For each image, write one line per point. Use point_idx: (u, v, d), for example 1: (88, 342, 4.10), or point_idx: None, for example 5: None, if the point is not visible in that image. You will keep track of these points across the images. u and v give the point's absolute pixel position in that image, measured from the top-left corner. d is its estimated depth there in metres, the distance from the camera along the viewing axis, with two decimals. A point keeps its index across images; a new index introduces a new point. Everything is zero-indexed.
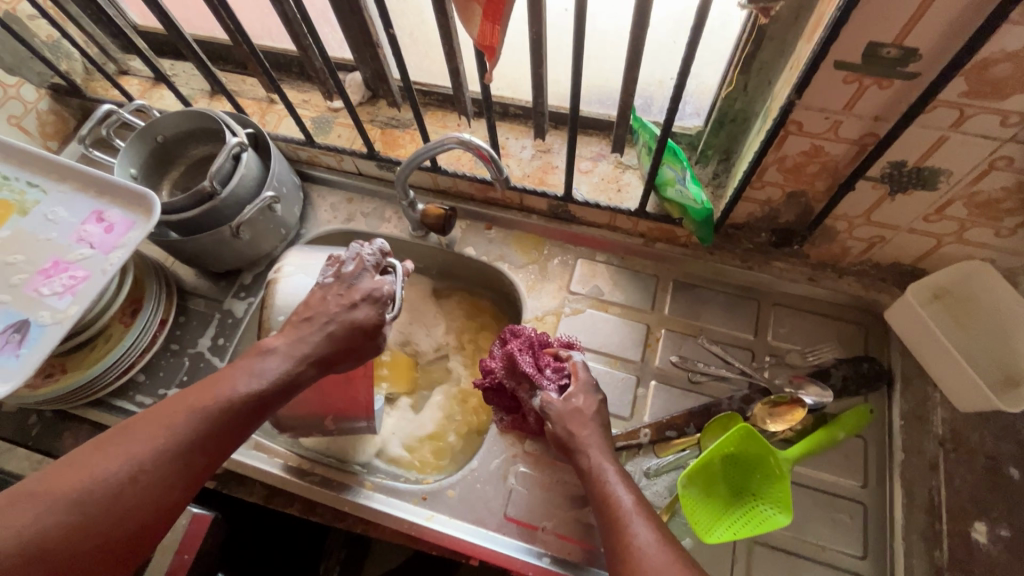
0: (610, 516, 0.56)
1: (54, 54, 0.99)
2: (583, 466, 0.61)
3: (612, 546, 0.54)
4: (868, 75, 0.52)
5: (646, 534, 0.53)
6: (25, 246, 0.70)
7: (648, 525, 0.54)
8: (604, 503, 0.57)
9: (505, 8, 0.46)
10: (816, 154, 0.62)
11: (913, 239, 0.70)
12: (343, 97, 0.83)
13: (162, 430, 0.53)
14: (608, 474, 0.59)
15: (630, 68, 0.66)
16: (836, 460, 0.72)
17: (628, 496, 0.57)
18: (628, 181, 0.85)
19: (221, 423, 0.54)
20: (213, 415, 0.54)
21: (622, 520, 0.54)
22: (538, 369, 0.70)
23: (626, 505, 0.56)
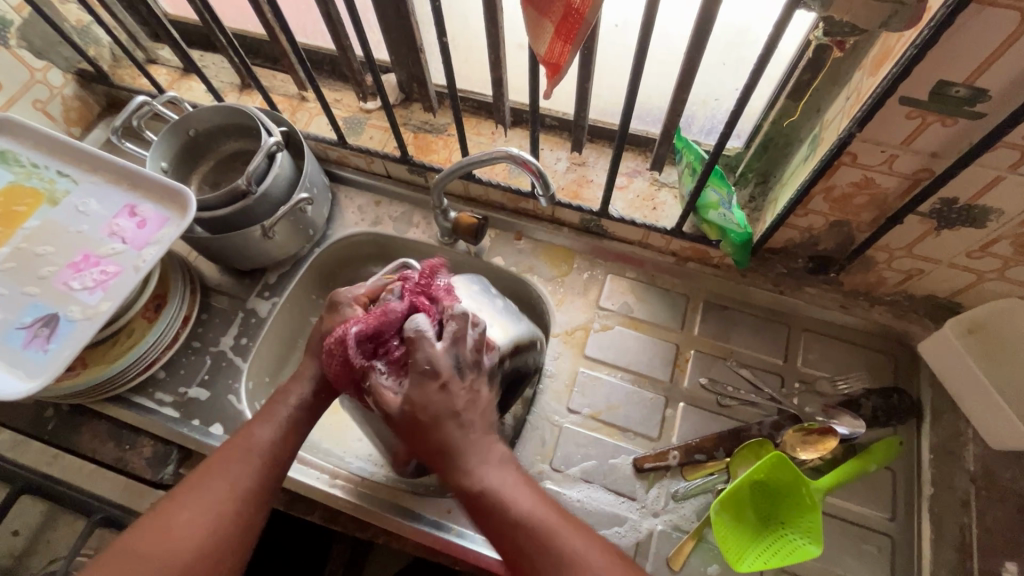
0: (532, 549, 0.49)
1: (83, 39, 0.98)
2: (466, 487, 0.52)
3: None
4: (931, 112, 0.51)
5: (579, 547, 0.49)
6: (55, 237, 0.69)
7: (585, 543, 0.49)
8: (527, 530, 0.50)
9: (579, 30, 0.45)
10: (866, 186, 0.62)
11: (952, 273, 0.70)
12: (382, 99, 0.81)
13: (193, 507, 0.53)
14: (522, 501, 0.51)
15: (680, 88, 0.66)
16: (865, 491, 0.72)
17: (547, 515, 0.51)
18: (663, 199, 0.85)
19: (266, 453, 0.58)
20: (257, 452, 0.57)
21: (548, 538, 0.49)
22: (420, 294, 0.63)
23: (544, 521, 0.50)
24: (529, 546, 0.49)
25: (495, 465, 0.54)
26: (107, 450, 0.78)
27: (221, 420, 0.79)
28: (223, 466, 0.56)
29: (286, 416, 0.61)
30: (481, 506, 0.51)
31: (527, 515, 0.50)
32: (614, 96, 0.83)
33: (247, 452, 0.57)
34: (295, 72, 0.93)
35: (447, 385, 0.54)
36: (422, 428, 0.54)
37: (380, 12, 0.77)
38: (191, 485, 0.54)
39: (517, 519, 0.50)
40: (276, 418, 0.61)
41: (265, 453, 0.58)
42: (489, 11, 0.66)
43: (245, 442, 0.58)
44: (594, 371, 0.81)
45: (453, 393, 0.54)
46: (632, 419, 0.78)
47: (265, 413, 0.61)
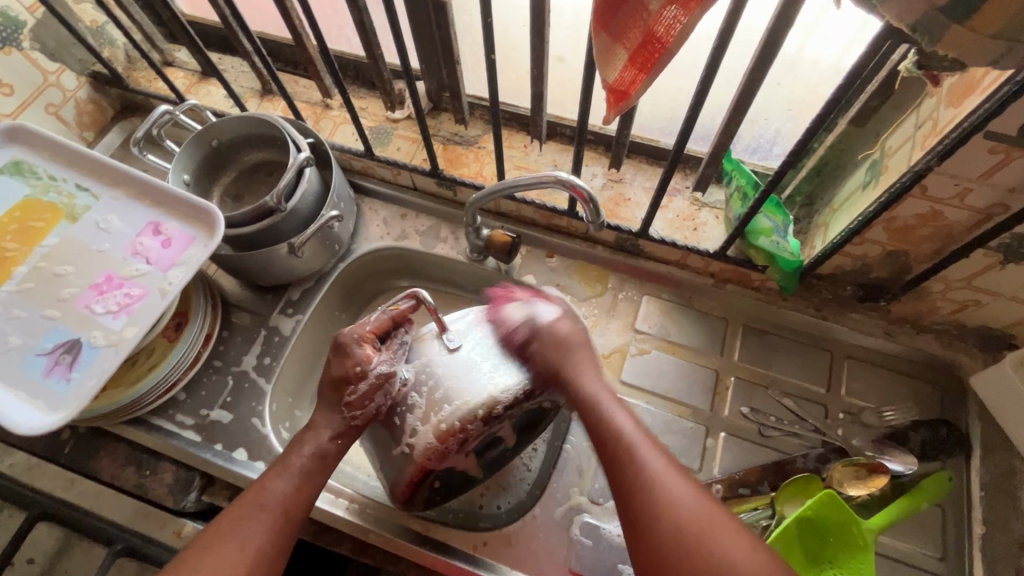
0: (624, 453, 0.55)
1: (97, 40, 0.93)
2: (583, 390, 0.61)
3: (625, 482, 0.54)
4: (1017, 149, 0.48)
5: (662, 466, 0.54)
6: (75, 257, 0.65)
7: (681, 479, 0.53)
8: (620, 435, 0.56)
9: (659, 60, 0.42)
10: (932, 218, 0.59)
11: (1011, 307, 0.67)
12: (415, 109, 0.78)
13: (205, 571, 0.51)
14: (615, 409, 0.58)
15: (735, 110, 0.63)
16: (913, 529, 0.70)
17: (634, 426, 0.57)
18: (704, 219, 0.82)
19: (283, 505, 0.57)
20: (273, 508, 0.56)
21: (654, 465, 0.54)
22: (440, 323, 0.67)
23: (632, 429, 0.57)
24: (620, 455, 0.55)
25: (608, 389, 0.61)
26: (127, 475, 0.75)
27: (245, 444, 0.76)
28: (233, 525, 0.54)
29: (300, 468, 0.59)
30: (586, 406, 0.59)
31: (621, 428, 0.57)
32: (656, 112, 0.80)
33: (261, 505, 0.56)
34: (321, 78, 0.90)
35: (547, 340, 0.64)
36: (550, 357, 0.63)
37: (416, 20, 0.73)
38: (204, 545, 0.53)
39: (612, 425, 0.57)
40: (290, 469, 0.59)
41: (281, 507, 0.57)
42: (536, 25, 0.62)
43: (260, 494, 0.57)
44: (631, 397, 0.79)
45: (546, 350, 0.64)
46: (672, 449, 0.75)
47: (281, 463, 0.60)
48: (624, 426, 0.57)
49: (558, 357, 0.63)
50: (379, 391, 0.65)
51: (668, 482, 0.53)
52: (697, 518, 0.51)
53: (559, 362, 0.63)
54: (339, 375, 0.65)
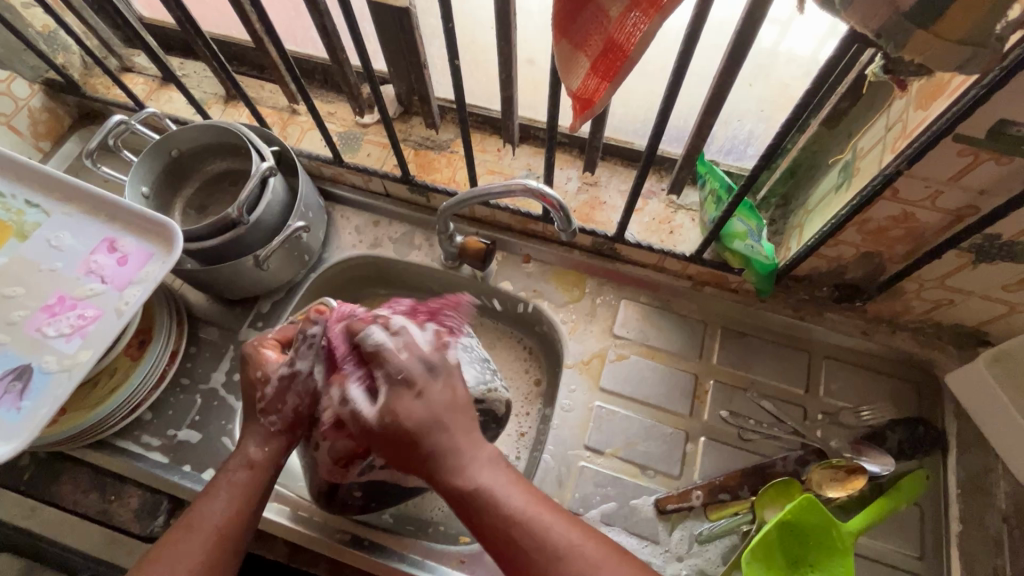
0: (524, 550, 0.48)
1: (50, 46, 0.89)
2: (456, 487, 0.50)
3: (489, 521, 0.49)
4: (986, 150, 0.48)
5: (565, 535, 0.49)
6: (26, 277, 0.62)
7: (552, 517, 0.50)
8: (512, 525, 0.49)
9: (621, 68, 0.41)
10: (904, 220, 0.59)
11: (984, 305, 0.67)
12: (381, 114, 0.75)
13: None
14: (506, 499, 0.50)
15: (706, 112, 0.61)
16: (893, 529, 0.69)
17: (525, 503, 0.50)
18: (681, 222, 0.81)
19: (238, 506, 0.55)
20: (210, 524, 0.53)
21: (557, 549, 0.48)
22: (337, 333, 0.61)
23: (522, 510, 0.49)
24: (521, 548, 0.48)
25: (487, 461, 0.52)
26: (91, 501, 0.72)
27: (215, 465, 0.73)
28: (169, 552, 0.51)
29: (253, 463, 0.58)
30: (464, 504, 0.50)
31: (508, 517, 0.49)
32: (629, 113, 0.79)
33: (195, 524, 0.53)
34: (286, 83, 0.87)
35: (423, 392, 0.53)
36: (406, 444, 0.52)
37: (378, 23, 0.71)
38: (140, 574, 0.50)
39: (496, 517, 0.49)
40: (257, 466, 0.58)
41: (216, 522, 0.53)
42: (501, 27, 0.60)
43: (195, 517, 0.54)
44: (610, 404, 0.78)
45: (432, 395, 0.53)
46: (652, 456, 0.74)
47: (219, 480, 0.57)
48: (514, 511, 0.49)
49: (430, 405, 0.52)
50: (291, 391, 0.61)
51: (579, 558, 0.48)
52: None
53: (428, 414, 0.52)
54: (249, 382, 0.61)
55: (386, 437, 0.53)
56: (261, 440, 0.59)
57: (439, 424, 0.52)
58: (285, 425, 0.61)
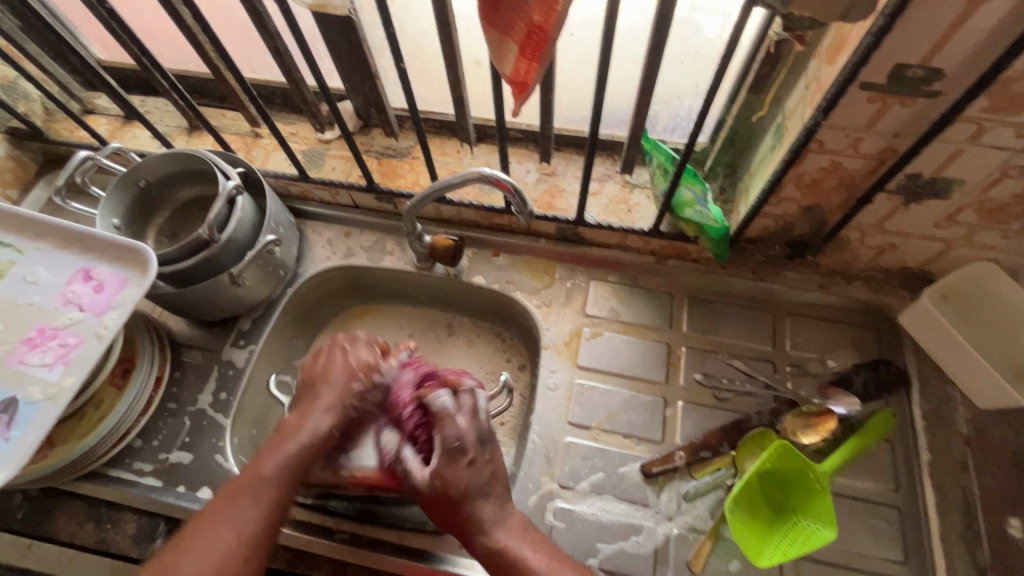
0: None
1: (10, 95, 0.91)
2: (486, 544, 0.58)
3: None
4: (891, 95, 0.52)
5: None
6: (3, 313, 0.64)
7: None
8: None
9: (545, 47, 0.44)
10: (835, 170, 0.63)
11: (922, 245, 0.72)
12: (341, 128, 0.79)
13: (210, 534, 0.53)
14: (537, 567, 0.56)
15: (643, 91, 0.65)
16: (868, 467, 0.72)
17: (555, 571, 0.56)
18: (637, 201, 0.85)
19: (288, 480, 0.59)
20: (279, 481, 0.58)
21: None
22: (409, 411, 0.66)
23: (545, 568, 0.56)
24: None
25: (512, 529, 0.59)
26: (87, 532, 0.73)
27: (207, 482, 0.74)
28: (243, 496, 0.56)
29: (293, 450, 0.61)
30: (496, 561, 0.57)
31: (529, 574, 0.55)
32: (577, 103, 0.83)
33: (253, 486, 0.57)
34: (246, 109, 0.90)
35: (474, 461, 0.60)
36: (448, 506, 0.59)
37: (328, 42, 0.74)
38: (196, 523, 0.54)
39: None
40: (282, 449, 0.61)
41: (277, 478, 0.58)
42: (443, 33, 0.64)
43: (248, 484, 0.57)
44: (590, 380, 0.80)
45: (478, 469, 0.60)
46: (634, 425, 0.77)
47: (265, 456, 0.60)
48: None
49: (473, 477, 0.59)
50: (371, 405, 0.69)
51: None
52: None
53: (473, 483, 0.59)
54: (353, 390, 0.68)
55: (428, 497, 0.59)
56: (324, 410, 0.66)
57: (475, 496, 0.59)
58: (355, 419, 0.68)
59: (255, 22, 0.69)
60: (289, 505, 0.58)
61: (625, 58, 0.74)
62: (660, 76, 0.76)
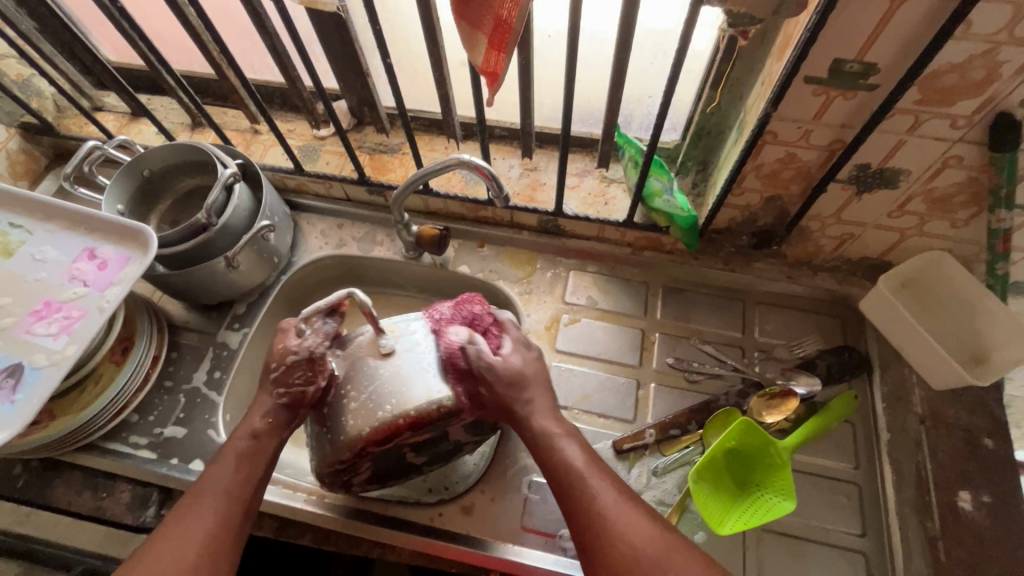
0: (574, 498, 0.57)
1: (24, 92, 0.96)
2: (531, 434, 0.61)
3: (556, 473, 0.59)
4: (833, 88, 0.57)
5: (609, 497, 0.56)
6: (12, 288, 0.68)
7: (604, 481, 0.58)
8: (569, 477, 0.58)
9: (510, 39, 0.49)
10: (791, 161, 0.68)
11: (879, 234, 0.76)
12: (335, 123, 0.84)
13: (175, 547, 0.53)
14: (571, 453, 0.59)
15: (613, 88, 0.71)
16: (829, 445, 0.76)
17: (580, 458, 0.59)
18: (614, 194, 0.89)
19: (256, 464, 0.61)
20: (249, 465, 0.60)
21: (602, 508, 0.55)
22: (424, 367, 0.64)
23: (580, 465, 0.58)
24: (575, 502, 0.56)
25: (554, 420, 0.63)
26: (84, 500, 0.76)
27: (200, 455, 0.78)
28: (190, 506, 0.56)
29: (241, 448, 0.61)
30: (543, 450, 0.60)
31: (570, 471, 0.58)
32: (557, 103, 0.88)
33: (212, 489, 0.57)
34: (247, 106, 0.95)
35: (493, 383, 0.62)
36: (507, 401, 0.62)
37: (324, 43, 0.80)
38: (172, 516, 0.55)
39: (557, 467, 0.59)
40: (233, 453, 0.60)
41: (234, 480, 0.59)
42: (428, 33, 0.69)
43: (198, 493, 0.57)
44: (567, 363, 0.84)
45: (537, 368, 0.65)
46: (608, 405, 0.81)
47: (223, 455, 0.60)
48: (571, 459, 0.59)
49: (528, 363, 0.65)
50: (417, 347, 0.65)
51: (619, 516, 0.55)
52: (631, 537, 0.54)
53: (530, 380, 0.64)
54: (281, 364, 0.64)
55: (495, 396, 0.62)
56: (263, 410, 0.63)
57: (533, 383, 0.64)
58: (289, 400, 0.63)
59: (255, 23, 0.75)
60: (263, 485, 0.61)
61: (601, 60, 0.80)
62: (633, 76, 0.81)
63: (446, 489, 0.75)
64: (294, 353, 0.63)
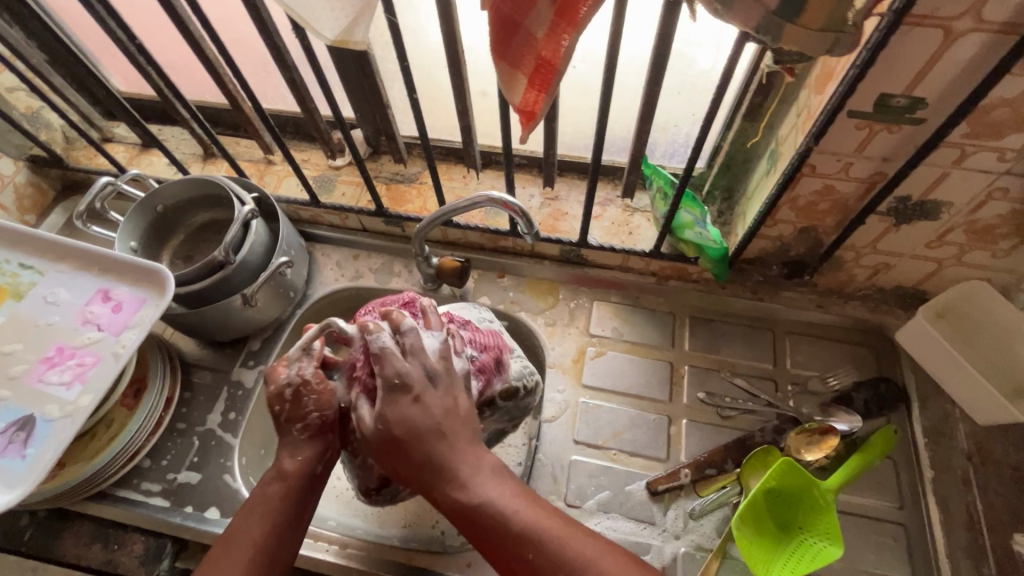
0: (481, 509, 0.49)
1: (33, 124, 0.94)
2: (456, 470, 0.50)
3: (477, 520, 0.49)
4: (878, 122, 0.55)
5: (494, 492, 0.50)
6: (23, 333, 0.66)
7: (545, 516, 0.49)
8: (503, 524, 0.48)
9: (553, 79, 0.47)
10: (828, 193, 0.66)
11: (915, 264, 0.74)
12: (354, 155, 0.81)
13: None
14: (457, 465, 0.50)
15: (643, 120, 0.69)
16: (872, 484, 0.73)
17: (502, 493, 0.50)
18: (638, 223, 0.87)
19: (293, 502, 0.55)
20: (285, 502, 0.55)
21: (473, 500, 0.49)
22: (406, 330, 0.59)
23: (505, 504, 0.49)
24: (524, 549, 0.48)
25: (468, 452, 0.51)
26: (98, 553, 0.72)
27: (216, 502, 0.75)
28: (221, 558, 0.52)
29: (274, 491, 0.55)
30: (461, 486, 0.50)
31: (500, 516, 0.49)
32: (579, 131, 0.86)
33: (236, 542, 0.53)
34: (261, 136, 0.93)
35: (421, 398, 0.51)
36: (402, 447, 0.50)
37: (343, 75, 0.78)
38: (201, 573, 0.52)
39: (475, 510, 0.49)
40: (266, 495, 0.55)
41: (258, 530, 0.53)
42: (453, 66, 0.67)
43: (230, 540, 0.53)
44: (595, 399, 0.82)
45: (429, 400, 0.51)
46: (639, 443, 0.78)
47: (253, 501, 0.56)
48: (467, 482, 0.50)
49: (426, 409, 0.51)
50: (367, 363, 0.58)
51: (584, 564, 0.47)
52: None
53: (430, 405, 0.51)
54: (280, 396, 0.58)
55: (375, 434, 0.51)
56: (294, 449, 0.57)
57: (419, 415, 0.51)
58: (316, 430, 0.58)
59: (273, 55, 0.73)
60: (304, 518, 0.56)
61: (627, 89, 0.78)
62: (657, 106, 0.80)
63: (459, 533, 0.74)
64: (287, 385, 0.58)
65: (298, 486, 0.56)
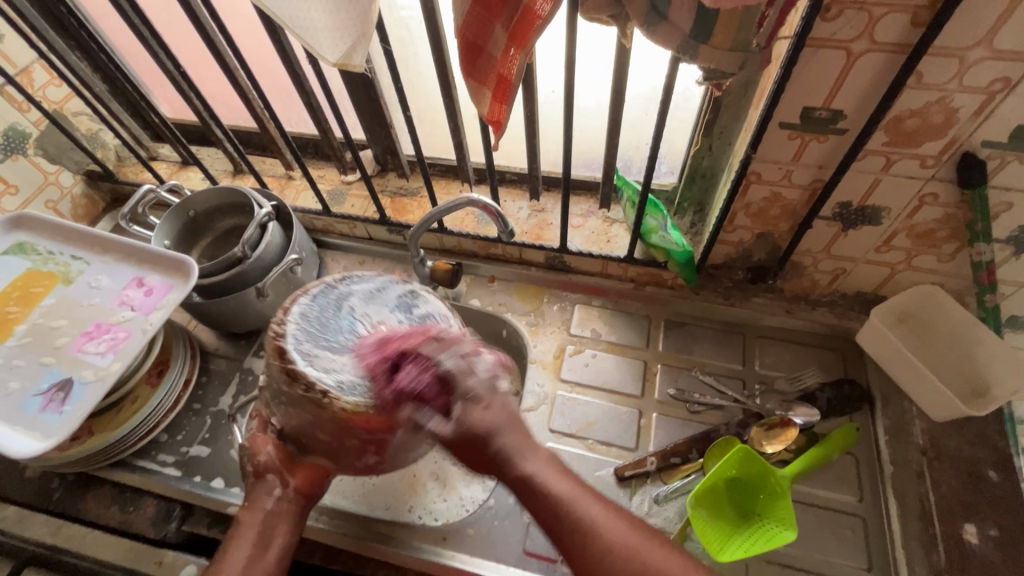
0: (568, 530, 0.49)
1: (92, 144, 1.09)
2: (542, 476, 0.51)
3: (558, 520, 0.49)
4: (807, 132, 0.63)
5: (600, 515, 0.50)
6: (69, 311, 0.76)
7: (625, 526, 0.50)
8: (586, 534, 0.48)
9: (510, 91, 0.57)
10: (776, 200, 0.73)
11: (870, 269, 0.80)
12: (361, 170, 0.92)
13: None
14: (555, 481, 0.51)
15: (611, 136, 0.78)
16: (833, 477, 0.76)
17: (599, 512, 0.50)
18: (616, 232, 0.95)
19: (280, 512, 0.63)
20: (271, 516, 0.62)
21: (554, 496, 0.50)
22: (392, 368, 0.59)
23: (602, 520, 0.49)
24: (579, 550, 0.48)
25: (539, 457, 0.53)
26: (111, 514, 0.82)
27: (221, 473, 0.83)
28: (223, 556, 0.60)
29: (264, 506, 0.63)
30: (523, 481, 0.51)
31: (587, 528, 0.49)
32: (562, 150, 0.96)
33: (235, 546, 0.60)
34: (283, 155, 1.06)
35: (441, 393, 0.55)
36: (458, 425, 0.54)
37: (354, 100, 0.90)
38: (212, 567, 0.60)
39: (556, 507, 0.50)
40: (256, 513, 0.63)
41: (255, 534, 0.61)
42: (445, 89, 0.78)
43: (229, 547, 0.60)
44: (572, 392, 0.88)
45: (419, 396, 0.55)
46: (611, 433, 0.83)
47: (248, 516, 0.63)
48: (561, 491, 0.50)
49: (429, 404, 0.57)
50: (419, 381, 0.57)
51: (634, 568, 0.48)
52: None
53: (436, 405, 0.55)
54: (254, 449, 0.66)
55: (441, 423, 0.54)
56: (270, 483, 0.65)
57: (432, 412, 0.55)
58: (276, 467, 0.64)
59: (294, 82, 0.85)
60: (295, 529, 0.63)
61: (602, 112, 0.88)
62: (630, 127, 0.89)
63: (434, 520, 0.77)
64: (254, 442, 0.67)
65: (289, 501, 0.64)
